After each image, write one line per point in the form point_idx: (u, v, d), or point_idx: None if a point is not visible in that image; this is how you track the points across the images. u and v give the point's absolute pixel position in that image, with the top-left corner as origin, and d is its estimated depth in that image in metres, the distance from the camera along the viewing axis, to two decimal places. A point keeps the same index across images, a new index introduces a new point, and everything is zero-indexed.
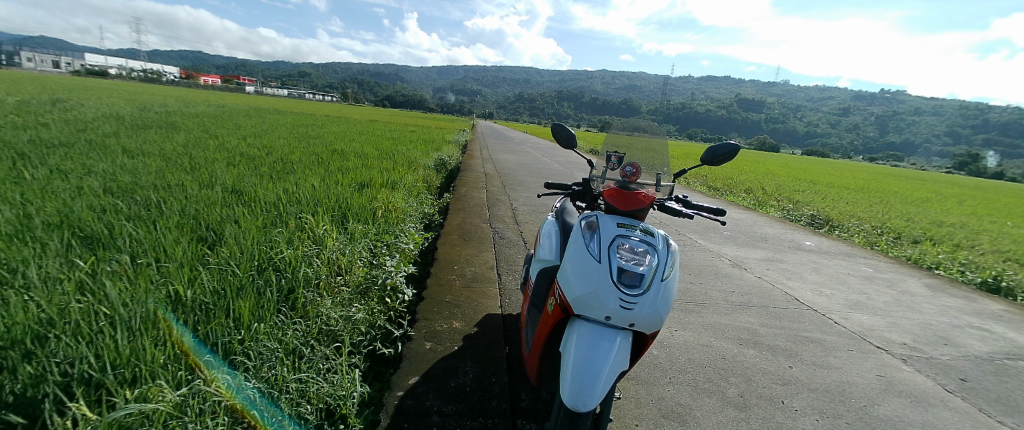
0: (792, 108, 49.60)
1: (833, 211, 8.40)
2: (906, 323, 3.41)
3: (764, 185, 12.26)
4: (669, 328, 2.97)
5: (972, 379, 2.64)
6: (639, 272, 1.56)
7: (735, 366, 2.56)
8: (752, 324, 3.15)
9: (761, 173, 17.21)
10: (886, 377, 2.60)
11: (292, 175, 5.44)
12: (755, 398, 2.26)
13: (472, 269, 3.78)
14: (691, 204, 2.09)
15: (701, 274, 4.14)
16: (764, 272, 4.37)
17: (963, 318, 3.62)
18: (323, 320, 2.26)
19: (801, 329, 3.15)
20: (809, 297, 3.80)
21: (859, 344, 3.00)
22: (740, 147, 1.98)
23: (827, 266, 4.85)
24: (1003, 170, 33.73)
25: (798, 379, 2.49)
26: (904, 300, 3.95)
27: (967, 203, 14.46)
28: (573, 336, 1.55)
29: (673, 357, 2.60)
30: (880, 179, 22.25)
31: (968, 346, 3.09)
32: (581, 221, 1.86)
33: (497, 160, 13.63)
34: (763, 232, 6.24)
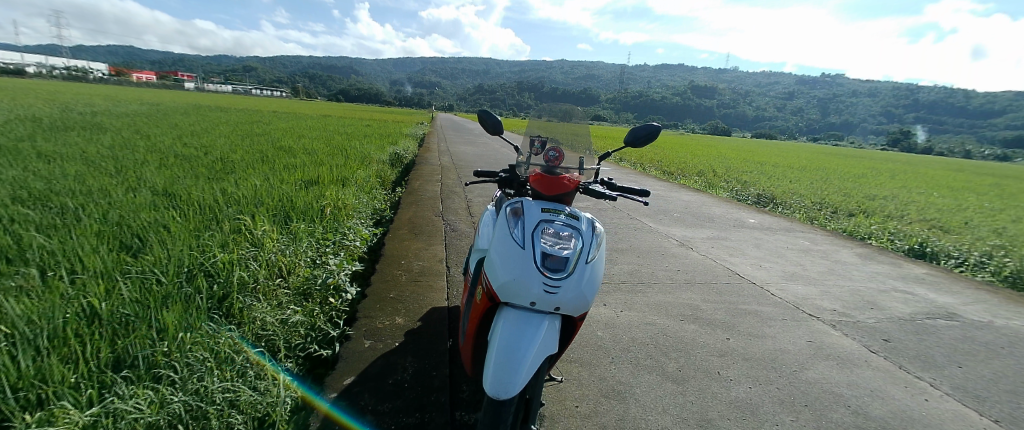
0: (742, 96, 52.13)
1: (778, 189, 8.87)
2: (836, 291, 3.64)
3: (715, 168, 12.83)
4: (615, 310, 3.01)
5: (894, 339, 2.83)
6: (564, 256, 1.57)
7: (677, 342, 2.64)
8: (694, 301, 3.25)
9: (715, 156, 18.00)
10: (816, 342, 2.76)
11: (233, 174, 5.11)
12: (693, 371, 2.33)
13: (420, 263, 3.69)
14: (615, 186, 2.12)
15: (649, 255, 4.25)
16: (709, 250, 4.55)
17: (888, 282, 3.90)
18: (258, 324, 2.14)
19: (739, 303, 3.27)
20: (749, 271, 3.98)
21: (793, 313, 3.17)
22: (660, 128, 2.01)
23: (768, 241, 5.11)
24: (927, 146, 37.01)
25: (735, 350, 2.59)
26: (836, 269, 4.22)
27: (896, 177, 15.71)
28: (501, 323, 1.52)
29: (616, 337, 2.63)
30: (822, 158, 23.78)
31: (890, 308, 3.32)
32: (507, 208, 1.84)
33: (455, 151, 13.48)
34: (711, 212, 6.47)
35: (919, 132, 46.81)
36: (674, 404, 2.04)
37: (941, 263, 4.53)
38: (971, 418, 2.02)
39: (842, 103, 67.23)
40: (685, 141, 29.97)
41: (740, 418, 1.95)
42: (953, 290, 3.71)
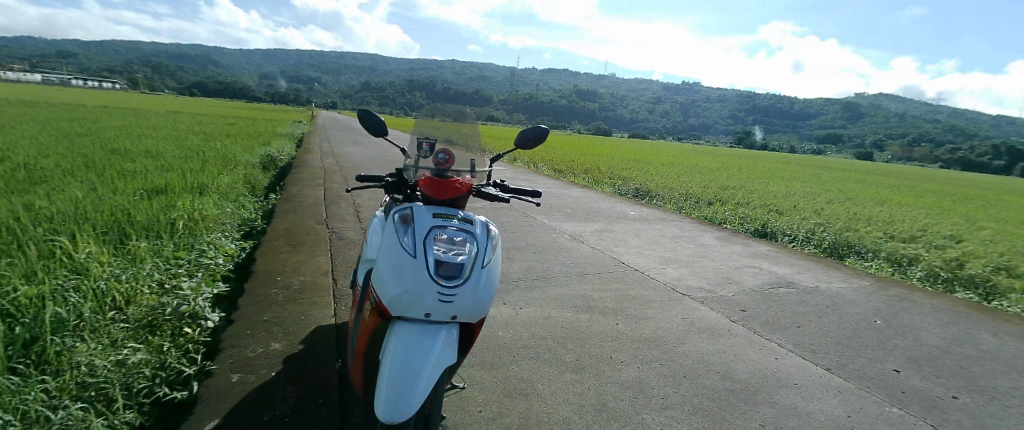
0: (623, 100, 57.76)
1: (652, 184, 9.98)
2: (702, 270, 4.18)
3: (601, 166, 13.98)
4: (515, 307, 3.05)
5: (748, 307, 3.31)
6: (458, 262, 1.51)
7: (573, 332, 2.76)
8: (587, 291, 3.45)
9: (601, 155, 19.63)
10: (688, 317, 3.12)
11: (39, 185, 4.04)
12: (589, 358, 2.46)
13: (300, 278, 3.32)
14: (507, 189, 2.14)
15: (545, 251, 4.43)
16: (597, 242, 4.90)
17: (739, 259, 4.61)
18: (82, 371, 1.68)
19: (626, 289, 3.55)
20: (631, 259, 4.38)
21: (669, 294, 3.56)
22: (548, 131, 2.07)
23: (646, 230, 5.69)
24: (764, 144, 44.99)
25: (624, 334, 2.80)
26: (700, 251, 4.85)
27: (740, 170, 18.84)
28: (393, 340, 1.40)
29: (517, 335, 2.66)
30: (687, 155, 27.49)
31: (743, 281, 3.91)
32: (396, 214, 1.73)
33: (343, 153, 12.61)
34: (599, 207, 6.99)
35: (757, 132, 56.74)
36: (573, 393, 2.11)
37: (777, 240, 5.41)
38: (804, 365, 2.46)
39: (702, 108, 78.37)
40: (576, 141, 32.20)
41: (632, 397, 2.10)
42: (785, 260, 4.48)
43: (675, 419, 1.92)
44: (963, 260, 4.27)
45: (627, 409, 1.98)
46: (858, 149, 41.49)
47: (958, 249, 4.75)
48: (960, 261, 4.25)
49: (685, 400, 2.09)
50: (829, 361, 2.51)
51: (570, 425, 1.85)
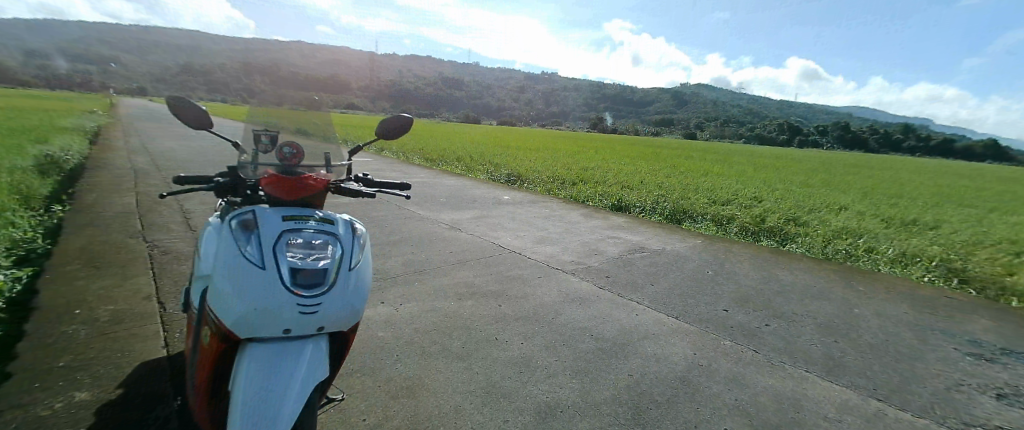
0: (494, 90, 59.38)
1: (523, 168, 10.51)
2: (570, 245, 4.58)
3: (476, 154, 14.19)
4: (394, 304, 2.92)
5: (610, 273, 3.73)
6: (321, 268, 1.36)
7: (457, 320, 2.77)
8: (468, 278, 3.50)
9: (476, 143, 19.93)
10: (562, 289, 3.39)
11: None
12: (475, 344, 2.49)
13: (114, 308, 2.65)
14: (371, 183, 1.99)
15: (423, 242, 4.34)
16: (475, 229, 4.99)
17: (601, 231, 5.17)
18: None
19: (506, 271, 3.71)
20: (508, 242, 4.57)
21: (544, 270, 3.82)
22: (411, 119, 1.95)
23: (520, 213, 6.00)
24: (618, 128, 50.94)
25: (506, 314, 2.90)
26: (568, 228, 5.31)
27: (598, 152, 21.00)
28: (245, 369, 1.20)
29: (399, 333, 2.56)
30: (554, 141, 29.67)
31: (604, 250, 4.40)
32: (234, 221, 1.47)
33: (166, 149, 10.42)
34: (473, 194, 7.09)
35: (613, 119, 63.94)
36: (461, 381, 2.09)
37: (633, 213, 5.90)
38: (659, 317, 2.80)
39: (566, 98, 85.15)
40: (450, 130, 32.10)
41: (517, 374, 2.15)
42: (639, 232, 4.99)
43: (559, 387, 2.02)
44: (763, 216, 5.18)
45: (514, 386, 2.03)
46: (688, 132, 49.73)
47: (760, 208, 5.80)
48: (761, 217, 5.13)
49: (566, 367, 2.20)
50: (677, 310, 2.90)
51: (461, 413, 1.82)
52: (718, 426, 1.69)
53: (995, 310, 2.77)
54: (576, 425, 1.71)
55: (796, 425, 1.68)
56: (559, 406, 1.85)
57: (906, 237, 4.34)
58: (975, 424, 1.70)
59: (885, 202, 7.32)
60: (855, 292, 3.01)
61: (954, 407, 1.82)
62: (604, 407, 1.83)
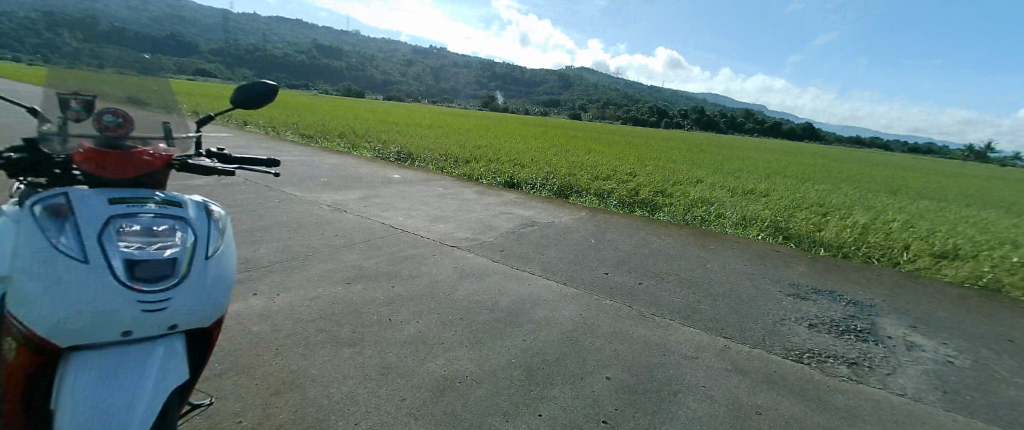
0: (385, 64, 55.71)
1: (414, 144, 10.04)
2: (464, 222, 4.59)
3: (362, 127, 13.12)
4: (271, 295, 2.64)
5: (502, 247, 3.85)
6: (170, 256, 0.97)
7: (347, 306, 2.62)
8: (357, 262, 3.33)
9: (364, 116, 18.46)
10: (457, 265, 3.39)
11: None
12: (367, 328, 2.36)
13: None
14: (232, 161, 1.68)
15: (301, 228, 3.96)
16: (361, 210, 4.69)
17: (494, 207, 5.27)
18: None
19: (397, 251, 3.61)
20: (399, 223, 4.42)
21: (437, 248, 3.79)
22: (276, 86, 1.66)
23: (411, 192, 5.79)
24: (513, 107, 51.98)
25: (400, 295, 2.80)
26: (461, 205, 5.30)
27: (493, 126, 21.09)
28: (61, 418, 0.80)
29: (277, 325, 2.30)
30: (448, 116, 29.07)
31: (497, 225, 4.49)
32: (36, 199, 1.01)
33: None
34: (359, 173, 6.59)
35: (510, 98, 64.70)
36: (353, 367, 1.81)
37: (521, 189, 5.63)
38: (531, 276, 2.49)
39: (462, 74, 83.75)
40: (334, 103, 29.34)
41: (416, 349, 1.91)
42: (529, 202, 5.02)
43: (459, 357, 1.84)
44: (636, 190, 5.72)
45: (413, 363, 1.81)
46: (578, 112, 52.66)
47: (636, 183, 6.32)
48: (635, 191, 5.62)
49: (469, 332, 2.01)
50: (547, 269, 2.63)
51: (353, 396, 1.62)
52: (603, 376, 1.67)
53: (809, 259, 3.22)
54: (472, 394, 1.58)
55: (660, 368, 1.73)
56: (458, 377, 1.69)
57: (745, 205, 5.14)
58: (794, 349, 1.93)
59: (731, 176, 8.58)
60: (705, 249, 3.27)
61: (780, 338, 2.02)
62: (498, 372, 1.71)
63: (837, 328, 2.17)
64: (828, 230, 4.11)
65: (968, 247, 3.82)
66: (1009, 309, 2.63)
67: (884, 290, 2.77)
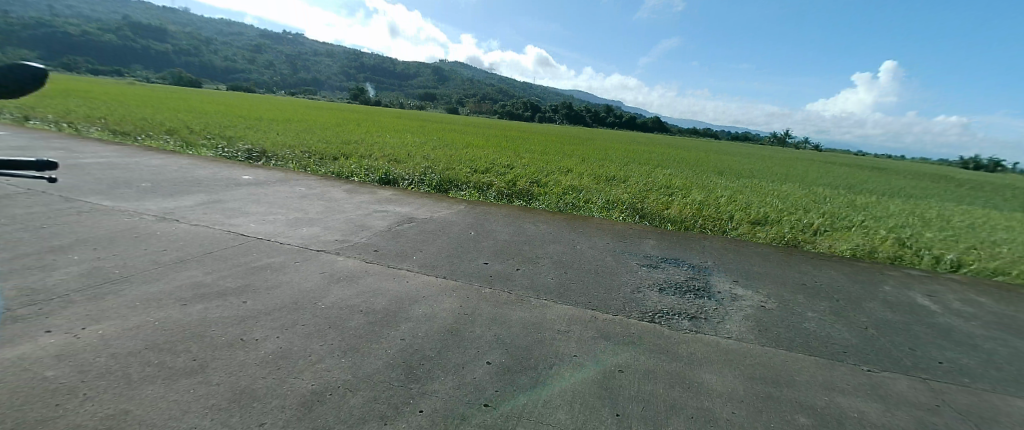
0: (228, 46, 47.74)
1: (268, 135, 8.79)
2: (331, 198, 4.10)
3: (198, 119, 11.04)
4: (53, 289, 1.96)
5: (377, 217, 3.52)
6: None
7: (176, 285, 2.07)
8: (187, 241, 2.67)
9: (200, 106, 15.54)
10: (324, 234, 2.98)
11: None
12: (202, 305, 1.89)
13: None
14: None
15: (100, 217, 3.06)
16: (195, 194, 3.84)
17: (367, 186, 4.86)
18: None
19: (245, 226, 3.02)
20: (247, 201, 3.72)
21: (298, 220, 3.28)
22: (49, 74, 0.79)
23: (264, 174, 4.97)
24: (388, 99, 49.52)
25: (250, 266, 2.33)
26: (327, 184, 4.74)
27: (365, 119, 19.84)
28: None
29: (65, 319, 1.71)
30: (311, 106, 26.33)
31: (371, 201, 4.13)
32: None
33: None
34: (192, 161, 5.45)
35: (385, 91, 61.27)
36: (168, 393, 1.31)
37: (396, 184, 5.29)
38: (411, 272, 2.38)
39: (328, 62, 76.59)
40: (159, 89, 24.14)
41: (267, 359, 1.50)
42: (403, 192, 4.72)
43: (330, 362, 1.51)
44: (513, 180, 5.99)
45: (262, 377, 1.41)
46: (458, 106, 52.46)
47: (512, 174, 6.58)
48: (513, 182, 5.86)
49: (339, 333, 1.69)
50: (427, 263, 2.54)
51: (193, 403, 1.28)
52: (483, 362, 1.58)
53: (656, 233, 3.73)
54: (349, 402, 1.32)
55: (540, 345, 1.74)
56: (330, 386, 1.38)
57: (606, 190, 5.79)
58: (649, 312, 2.18)
59: (594, 165, 9.56)
60: (572, 231, 3.63)
61: (637, 303, 2.27)
62: (376, 374, 1.45)
63: (680, 289, 2.54)
64: (673, 207, 4.81)
65: (769, 214, 4.82)
66: (794, 256, 3.42)
67: (714, 252, 3.34)
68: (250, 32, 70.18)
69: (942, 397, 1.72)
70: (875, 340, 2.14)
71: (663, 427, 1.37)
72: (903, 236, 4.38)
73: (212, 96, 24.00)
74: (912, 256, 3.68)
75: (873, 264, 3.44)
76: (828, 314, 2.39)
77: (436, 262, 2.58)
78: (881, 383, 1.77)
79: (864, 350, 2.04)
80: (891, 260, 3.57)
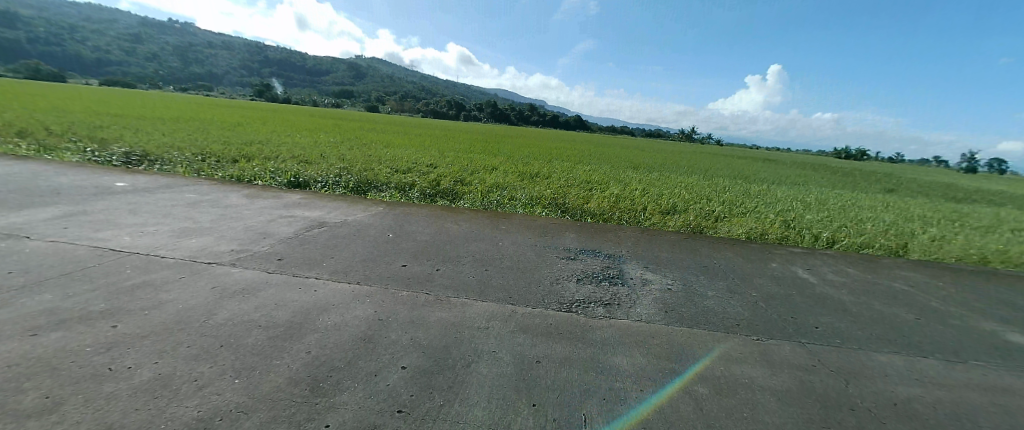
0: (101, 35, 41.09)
1: (151, 136, 7.70)
2: (230, 204, 3.71)
3: (57, 119, 9.33)
4: None
5: (283, 223, 3.26)
6: None
7: (19, 309, 1.74)
8: (36, 260, 2.25)
9: (59, 103, 13.15)
10: (220, 244, 2.69)
11: None
12: (57, 328, 1.60)
13: None
14: None
15: None
16: (48, 206, 3.24)
17: (273, 190, 4.47)
18: None
19: (117, 240, 2.62)
20: (121, 212, 3.22)
21: (187, 230, 2.92)
22: None
23: (144, 181, 4.35)
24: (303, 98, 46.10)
25: (123, 284, 2.02)
26: (225, 189, 4.28)
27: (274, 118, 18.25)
28: None
29: None
30: (207, 103, 23.59)
31: (278, 205, 3.81)
32: None
33: None
34: (45, 167, 4.58)
35: (301, 88, 56.88)
36: None
37: (308, 187, 4.93)
38: (321, 280, 2.23)
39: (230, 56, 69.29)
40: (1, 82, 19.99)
41: (140, 388, 1.30)
42: (316, 195, 4.40)
43: (220, 385, 1.35)
44: (437, 180, 5.89)
45: (133, 410, 1.22)
46: (383, 104, 50.34)
47: (436, 174, 6.46)
48: (437, 181, 5.76)
49: (233, 352, 1.53)
50: (339, 269, 2.40)
51: None
52: (399, 367, 1.53)
53: (576, 227, 3.89)
54: (243, 426, 1.19)
55: (458, 344, 1.73)
56: (221, 411, 1.24)
57: (530, 186, 5.92)
58: (566, 302, 2.26)
59: (519, 163, 9.74)
60: (494, 228, 3.65)
61: (556, 295, 2.34)
62: (277, 393, 1.33)
63: (596, 278, 2.66)
64: (593, 201, 5.05)
65: (677, 204, 5.25)
66: (696, 241, 3.76)
67: (628, 242, 3.56)
68: (131, 19, 61.17)
69: (815, 356, 1.99)
70: (763, 312, 2.43)
71: (578, 412, 1.42)
72: (785, 218, 5.03)
73: (78, 91, 20.42)
74: (793, 236, 4.23)
75: (762, 244, 3.89)
76: (725, 292, 2.66)
77: (350, 268, 2.45)
78: (767, 349, 2.01)
79: (752, 321, 2.30)
80: (776, 240, 4.07)
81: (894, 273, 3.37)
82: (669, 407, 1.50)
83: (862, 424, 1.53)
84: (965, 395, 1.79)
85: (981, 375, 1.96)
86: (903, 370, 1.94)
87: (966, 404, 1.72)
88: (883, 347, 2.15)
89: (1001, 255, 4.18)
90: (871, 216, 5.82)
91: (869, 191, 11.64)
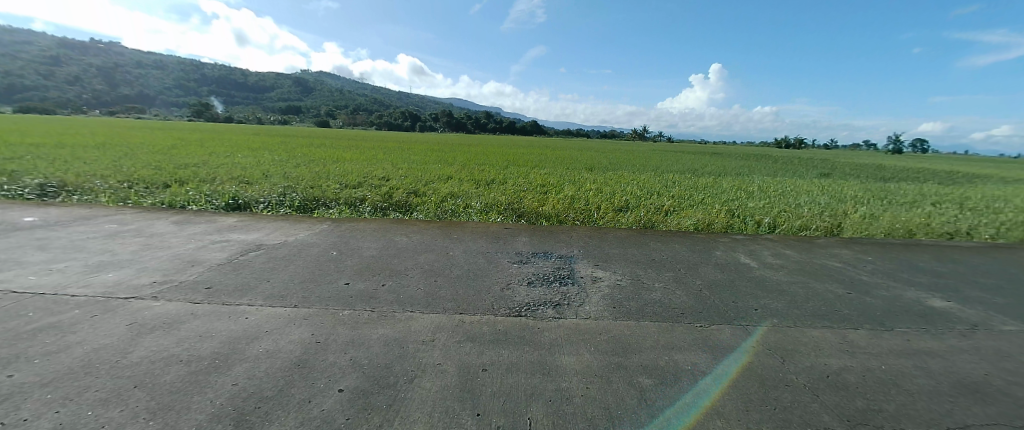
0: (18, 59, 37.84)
1: (71, 166, 7.09)
2: (157, 233, 3.48)
3: None
4: None
5: (217, 249, 3.09)
6: None
7: None
8: None
9: None
10: (143, 276, 2.51)
11: None
12: None
13: None
14: None
15: None
16: None
17: (209, 214, 4.23)
18: None
19: (20, 281, 2.39)
20: (27, 249, 2.95)
21: (106, 264, 2.71)
22: None
23: (58, 214, 4.00)
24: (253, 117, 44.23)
25: (21, 329, 1.84)
26: (153, 218, 4.00)
27: (217, 139, 17.33)
28: None
29: None
30: (141, 127, 22.11)
31: (213, 230, 3.61)
32: None
33: None
34: None
35: (249, 107, 54.49)
36: None
37: (251, 209, 4.71)
38: (254, 306, 2.13)
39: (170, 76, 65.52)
40: None
41: None
42: (256, 217, 4.21)
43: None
44: (389, 192, 5.78)
45: None
46: (337, 119, 49.01)
47: (388, 186, 6.35)
48: (389, 194, 5.66)
49: (149, 392, 1.43)
50: (277, 293, 2.30)
51: None
52: (334, 390, 1.47)
53: (528, 230, 3.92)
54: None
55: (400, 360, 1.68)
56: None
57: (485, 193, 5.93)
58: (514, 306, 2.26)
59: (476, 170, 9.73)
60: (444, 238, 3.62)
61: (504, 300, 2.33)
62: None
63: (544, 280, 2.68)
64: (548, 204, 5.11)
65: (630, 201, 5.41)
66: (645, 236, 3.87)
67: (578, 241, 3.61)
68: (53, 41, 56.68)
69: (753, 338, 2.08)
70: (707, 299, 2.51)
71: (521, 417, 1.41)
72: (730, 208, 5.28)
73: None
74: (737, 224, 4.44)
75: (708, 233, 4.06)
76: (672, 283, 2.74)
77: (287, 291, 2.34)
78: (708, 335, 2.08)
79: (696, 308, 2.37)
80: (722, 229, 4.26)
81: (828, 251, 3.59)
82: (612, 402, 1.52)
83: (795, 399, 1.60)
84: (889, 361, 1.92)
85: (904, 341, 2.10)
86: (833, 343, 2.06)
87: (890, 370, 1.84)
88: (817, 322, 2.27)
89: (919, 226, 4.58)
90: (808, 200, 6.22)
91: (808, 176, 12.47)
